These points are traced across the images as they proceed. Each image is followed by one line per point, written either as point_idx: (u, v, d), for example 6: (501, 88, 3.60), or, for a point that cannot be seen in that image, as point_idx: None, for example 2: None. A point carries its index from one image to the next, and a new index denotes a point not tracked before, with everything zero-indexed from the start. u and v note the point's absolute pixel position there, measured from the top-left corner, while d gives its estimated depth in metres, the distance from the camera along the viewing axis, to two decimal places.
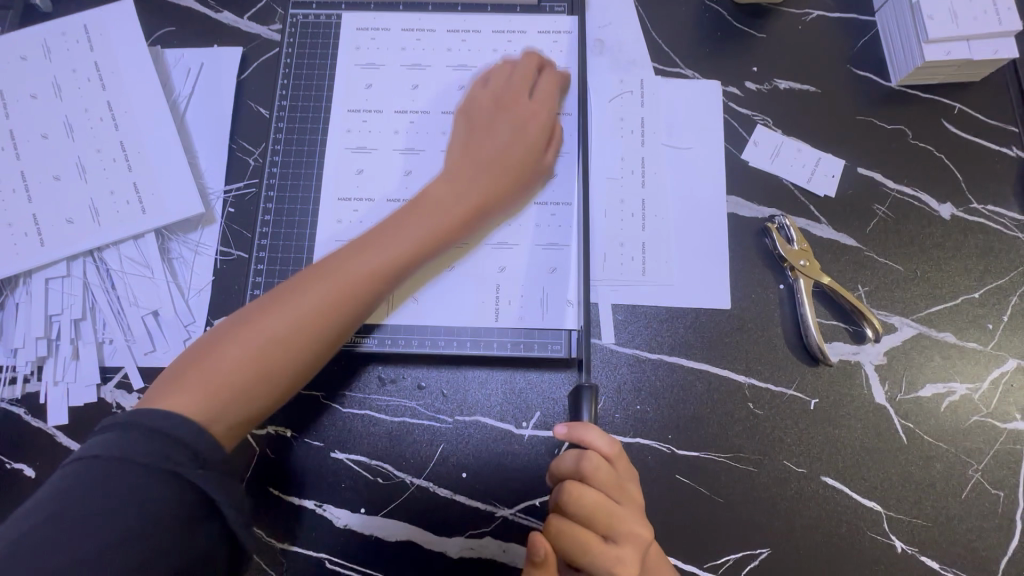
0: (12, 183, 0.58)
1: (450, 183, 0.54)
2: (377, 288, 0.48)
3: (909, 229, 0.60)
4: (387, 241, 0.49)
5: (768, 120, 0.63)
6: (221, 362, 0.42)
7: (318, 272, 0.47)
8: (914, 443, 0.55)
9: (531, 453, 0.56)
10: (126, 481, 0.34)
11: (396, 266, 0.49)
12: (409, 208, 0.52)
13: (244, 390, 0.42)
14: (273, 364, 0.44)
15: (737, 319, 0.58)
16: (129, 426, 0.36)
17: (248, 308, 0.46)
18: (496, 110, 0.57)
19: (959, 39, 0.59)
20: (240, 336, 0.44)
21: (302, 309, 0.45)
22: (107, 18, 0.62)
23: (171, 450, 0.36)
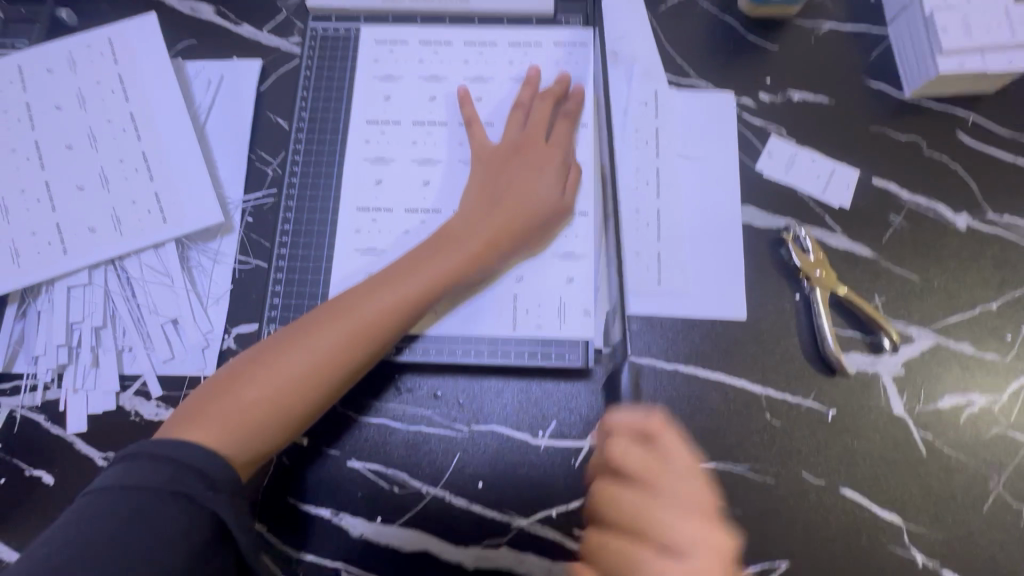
0: (36, 192, 0.59)
1: (466, 229, 0.55)
2: (389, 330, 0.50)
3: (925, 239, 0.60)
4: (401, 283, 0.51)
5: (782, 131, 0.64)
6: (240, 397, 0.44)
7: (334, 313, 0.49)
8: (933, 455, 0.55)
9: (548, 462, 0.56)
10: (138, 506, 0.36)
11: (408, 309, 0.51)
12: (424, 250, 0.54)
13: (259, 426, 0.44)
14: (287, 401, 0.46)
15: (753, 329, 0.58)
16: (145, 455, 0.39)
17: (273, 338, 0.48)
18: (512, 155, 0.58)
19: (973, 51, 0.59)
20: (262, 367, 0.46)
21: (318, 349, 0.47)
22: (131, 32, 0.63)
23: (183, 476, 0.38)
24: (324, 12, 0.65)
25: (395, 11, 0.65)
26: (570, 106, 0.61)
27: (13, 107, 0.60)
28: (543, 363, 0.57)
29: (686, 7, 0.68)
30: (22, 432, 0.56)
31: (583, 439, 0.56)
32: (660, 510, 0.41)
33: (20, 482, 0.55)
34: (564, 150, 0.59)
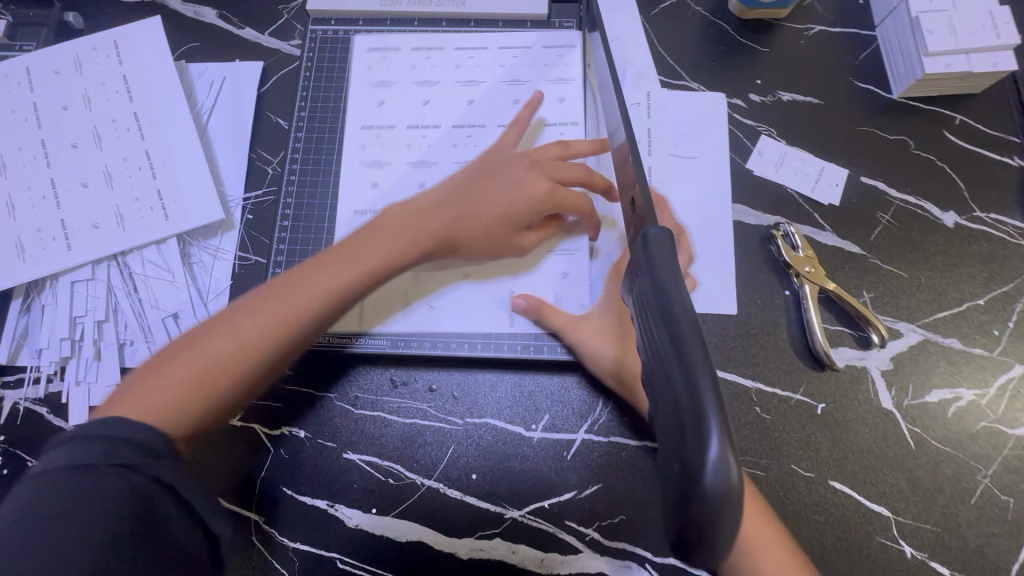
0: (42, 189, 0.60)
1: (411, 214, 0.55)
2: (319, 313, 0.49)
3: (913, 237, 0.61)
4: (339, 263, 0.51)
5: (771, 130, 0.65)
6: (163, 379, 0.44)
7: (264, 296, 0.48)
8: (921, 448, 0.55)
9: (541, 456, 0.57)
10: (77, 480, 0.37)
11: (348, 288, 0.50)
12: (366, 233, 0.53)
13: (189, 402, 0.44)
14: (218, 378, 0.45)
15: (743, 325, 0.59)
16: (77, 436, 0.39)
17: (203, 324, 0.47)
18: (503, 163, 0.58)
19: (958, 53, 0.60)
20: (187, 352, 0.45)
21: (250, 326, 0.46)
22: (135, 34, 0.65)
23: (117, 448, 0.38)
24: (324, 16, 0.67)
25: (393, 14, 0.67)
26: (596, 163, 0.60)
27: (20, 107, 0.62)
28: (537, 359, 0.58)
29: (678, 11, 0.70)
30: (25, 424, 0.57)
31: (576, 431, 0.57)
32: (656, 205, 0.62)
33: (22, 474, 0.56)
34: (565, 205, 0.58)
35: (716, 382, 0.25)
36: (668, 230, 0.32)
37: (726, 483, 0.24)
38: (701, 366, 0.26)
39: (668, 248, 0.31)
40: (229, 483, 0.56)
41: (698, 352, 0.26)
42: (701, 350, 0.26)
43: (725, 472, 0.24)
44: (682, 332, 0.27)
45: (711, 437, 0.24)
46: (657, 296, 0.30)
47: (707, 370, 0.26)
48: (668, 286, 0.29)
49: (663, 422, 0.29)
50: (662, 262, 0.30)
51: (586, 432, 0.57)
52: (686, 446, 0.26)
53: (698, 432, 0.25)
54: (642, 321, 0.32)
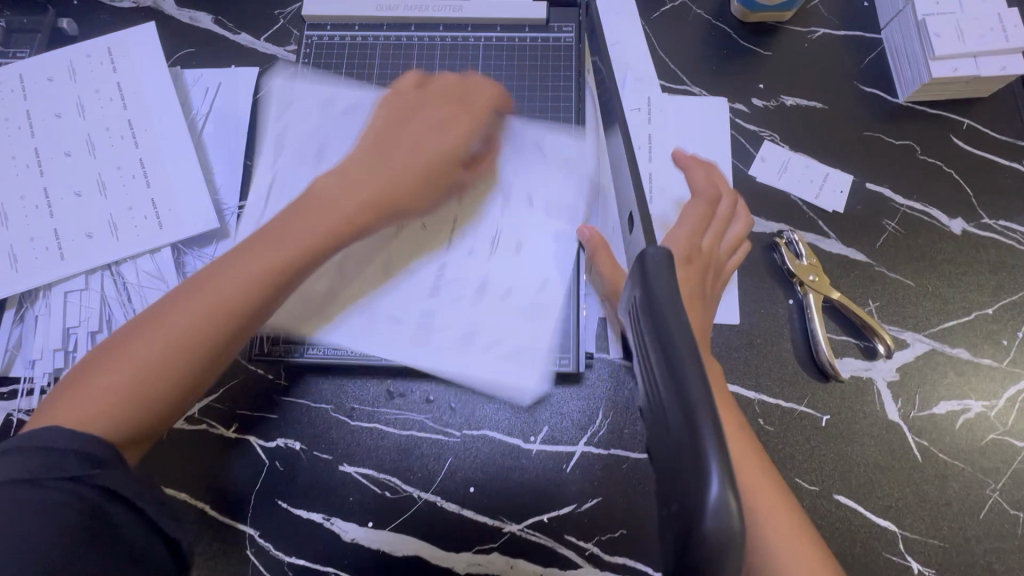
0: (34, 198, 0.59)
1: (340, 189, 0.50)
2: (253, 300, 0.45)
3: (920, 244, 0.60)
4: (264, 248, 0.47)
5: (774, 136, 0.64)
6: (93, 386, 0.42)
7: (192, 290, 0.45)
8: (928, 461, 0.54)
9: (540, 468, 0.56)
10: (20, 493, 0.36)
11: (274, 274, 0.46)
12: (298, 212, 0.49)
13: (119, 412, 0.41)
14: (147, 386, 0.42)
15: (746, 335, 0.58)
16: (18, 447, 0.38)
17: (130, 324, 0.45)
18: (423, 114, 0.55)
19: (965, 56, 0.59)
20: (116, 356, 0.43)
21: (174, 326, 0.43)
22: (129, 40, 0.64)
23: (58, 460, 0.38)
24: (320, 21, 0.66)
25: (389, 19, 0.66)
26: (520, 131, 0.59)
27: (13, 115, 0.61)
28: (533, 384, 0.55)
29: (680, 15, 0.69)
30: None
31: (575, 444, 0.56)
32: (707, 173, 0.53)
33: None
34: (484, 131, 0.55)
35: (713, 411, 0.24)
36: (665, 250, 0.31)
37: (728, 529, 0.23)
38: (696, 388, 0.25)
39: (665, 268, 0.30)
40: (224, 496, 0.55)
41: (695, 381, 0.25)
42: (697, 378, 0.25)
43: (726, 516, 0.23)
44: (678, 358, 0.26)
45: (709, 475, 0.23)
46: (652, 320, 0.29)
47: (704, 399, 0.25)
48: (664, 308, 0.28)
49: (661, 454, 0.28)
50: (658, 282, 0.29)
51: (586, 444, 0.56)
52: (687, 482, 0.25)
53: (696, 469, 0.24)
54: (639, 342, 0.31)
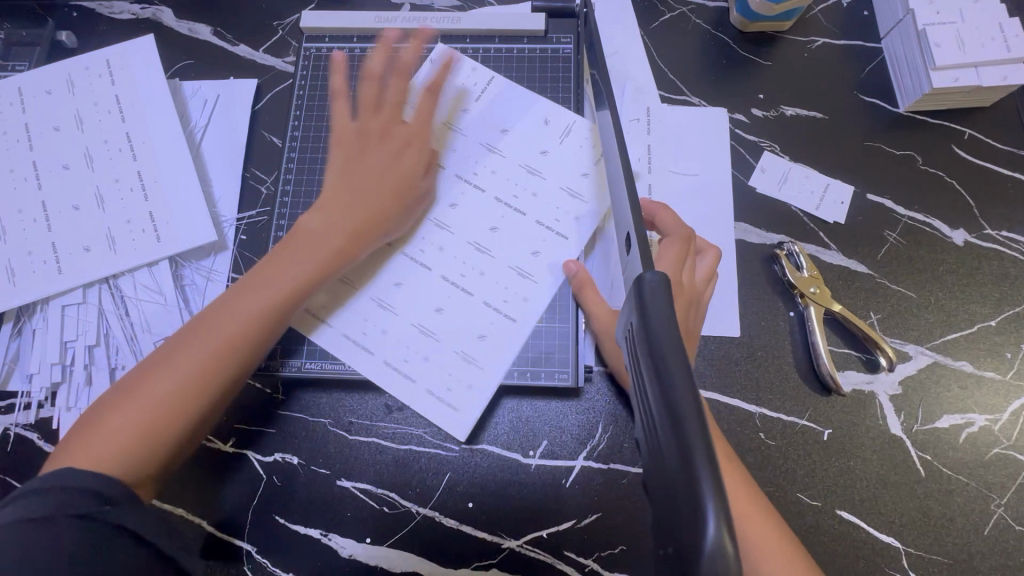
0: (32, 212, 0.59)
1: (327, 225, 0.52)
2: (259, 331, 0.48)
3: (922, 256, 0.60)
4: (261, 285, 0.49)
5: (774, 146, 0.64)
6: (107, 428, 0.43)
7: (199, 329, 0.47)
8: (932, 476, 0.53)
9: (539, 483, 0.55)
10: (36, 530, 0.36)
11: (277, 308, 0.49)
12: (285, 249, 0.51)
13: (136, 454, 0.42)
14: (161, 427, 0.43)
15: (747, 347, 0.57)
16: (33, 490, 0.38)
17: (135, 370, 0.46)
18: (394, 146, 0.57)
19: (966, 66, 0.59)
20: (127, 397, 0.44)
21: (183, 367, 0.45)
22: (128, 53, 0.65)
23: (76, 499, 0.38)
24: (318, 33, 0.66)
25: (387, 30, 0.66)
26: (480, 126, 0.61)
27: (12, 129, 0.61)
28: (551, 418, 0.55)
29: (679, 24, 0.68)
30: (16, 451, 0.57)
31: (574, 458, 0.55)
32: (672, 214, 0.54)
33: None
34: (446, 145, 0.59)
35: (707, 440, 0.24)
36: (663, 275, 0.32)
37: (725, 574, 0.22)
38: (689, 417, 0.25)
39: (663, 296, 0.30)
40: (221, 510, 0.55)
41: (691, 412, 0.25)
42: (692, 408, 0.25)
43: (723, 559, 0.22)
44: (674, 387, 0.26)
45: (705, 512, 0.23)
46: (649, 348, 0.29)
47: (699, 431, 0.24)
48: (660, 335, 0.28)
49: (659, 488, 0.28)
50: (656, 310, 0.30)
51: (585, 458, 0.55)
52: (683, 520, 0.24)
53: (693, 506, 0.24)
54: (637, 371, 0.31)
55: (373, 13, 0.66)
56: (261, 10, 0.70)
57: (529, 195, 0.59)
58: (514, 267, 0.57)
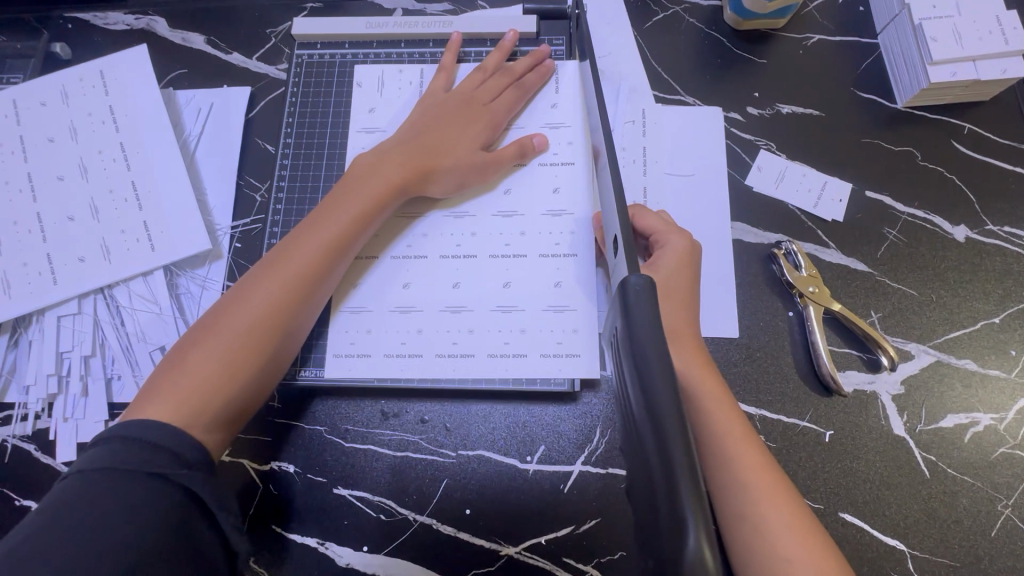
0: (28, 223, 0.60)
1: (374, 170, 0.54)
2: (322, 277, 0.51)
3: (922, 253, 0.59)
4: (319, 229, 0.51)
5: (770, 144, 0.63)
6: (188, 370, 0.45)
7: (267, 271, 0.49)
8: (937, 477, 0.52)
9: (535, 489, 0.55)
10: (110, 490, 0.38)
11: (332, 252, 0.51)
12: (337, 194, 0.53)
13: (221, 392, 0.45)
14: (242, 363, 0.46)
15: (745, 348, 0.57)
16: (115, 437, 0.40)
17: (205, 315, 0.48)
18: (448, 104, 0.59)
19: (964, 60, 0.58)
20: (200, 343, 0.46)
21: (255, 307, 0.48)
22: (121, 63, 0.65)
23: (154, 455, 0.40)
24: (310, 39, 0.66)
25: (379, 36, 0.65)
26: (528, 79, 0.60)
27: (7, 141, 0.62)
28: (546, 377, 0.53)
29: (672, 25, 0.68)
30: (14, 463, 0.57)
31: (572, 463, 0.55)
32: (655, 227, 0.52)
33: (11, 513, 0.56)
34: (503, 111, 0.59)
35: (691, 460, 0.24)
36: (649, 279, 0.31)
37: None
38: (675, 438, 0.24)
39: (647, 298, 0.30)
40: None
41: (673, 424, 0.25)
42: (678, 427, 0.24)
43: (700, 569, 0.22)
44: (658, 402, 0.26)
45: (685, 527, 0.22)
46: (633, 358, 0.28)
47: (681, 443, 0.24)
48: (646, 341, 0.28)
49: (642, 495, 0.28)
50: (641, 318, 0.29)
51: (583, 464, 0.55)
52: (665, 531, 0.24)
53: (675, 520, 0.23)
54: (622, 380, 0.31)
55: (364, 19, 0.65)
56: (253, 18, 0.70)
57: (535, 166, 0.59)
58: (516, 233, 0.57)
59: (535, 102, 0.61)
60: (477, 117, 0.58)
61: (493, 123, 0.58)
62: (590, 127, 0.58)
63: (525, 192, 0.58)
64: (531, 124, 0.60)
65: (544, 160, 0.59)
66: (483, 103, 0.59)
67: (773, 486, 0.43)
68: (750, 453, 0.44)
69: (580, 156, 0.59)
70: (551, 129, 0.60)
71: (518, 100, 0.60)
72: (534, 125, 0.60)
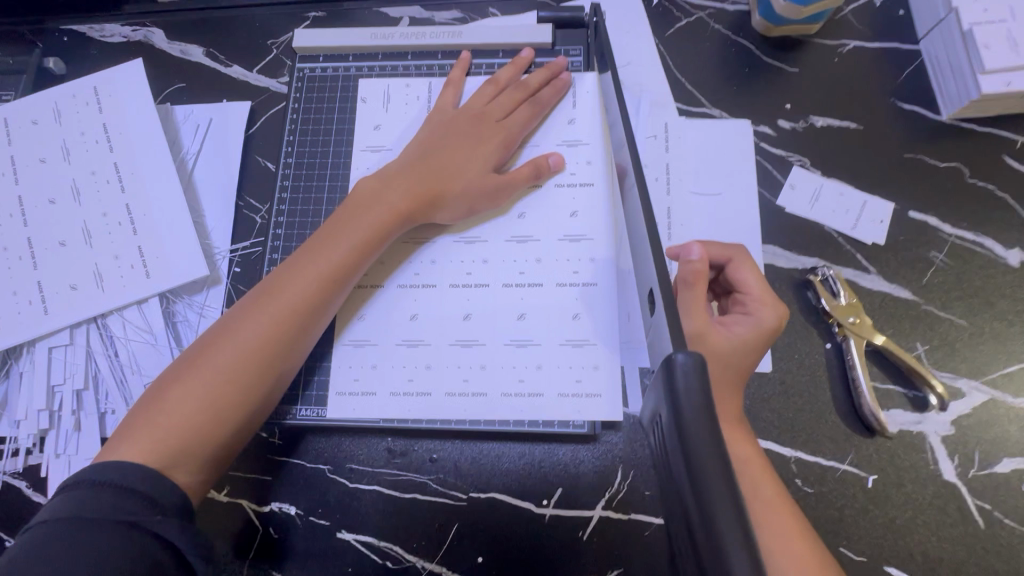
0: (19, 249, 0.57)
1: (376, 193, 0.50)
2: (315, 311, 0.47)
3: (972, 278, 0.54)
4: (317, 256, 0.48)
5: (804, 160, 0.59)
6: (165, 412, 0.42)
7: (256, 304, 0.46)
8: (992, 528, 0.48)
9: (553, 535, 0.51)
10: (79, 539, 0.35)
11: (327, 284, 0.47)
12: (337, 218, 0.50)
13: (198, 438, 0.42)
14: (224, 401, 0.43)
15: (779, 382, 0.52)
16: (85, 483, 0.38)
17: (190, 348, 0.45)
18: (457, 121, 0.55)
19: (1021, 69, 0.53)
20: (180, 381, 0.43)
21: (244, 340, 0.44)
22: (115, 78, 0.62)
23: (125, 502, 0.38)
24: (312, 51, 0.62)
25: (385, 47, 0.62)
26: (544, 94, 0.56)
27: None
28: (565, 416, 0.49)
29: (696, 31, 0.64)
30: (4, 502, 0.54)
31: (592, 509, 0.51)
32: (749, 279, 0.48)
33: None
34: (516, 128, 0.55)
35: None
36: (697, 355, 0.27)
37: None
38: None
39: (696, 378, 0.26)
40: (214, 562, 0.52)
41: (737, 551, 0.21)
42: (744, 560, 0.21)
43: None
44: (720, 526, 0.22)
45: None
46: (683, 456, 0.24)
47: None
48: (694, 438, 0.24)
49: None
50: (687, 402, 0.25)
51: (604, 508, 0.51)
52: None
53: None
54: (667, 468, 0.27)
55: (369, 30, 0.62)
56: (254, 29, 0.67)
57: (551, 187, 0.55)
58: (530, 259, 0.53)
59: (550, 117, 0.57)
60: (487, 135, 0.54)
61: (505, 141, 0.54)
62: (610, 145, 0.54)
63: (539, 215, 0.54)
64: (546, 141, 0.57)
65: (560, 181, 0.55)
66: (494, 118, 0.55)
67: (805, 555, 0.39)
68: (784, 517, 0.40)
69: (600, 176, 0.55)
70: (568, 147, 0.56)
71: (533, 116, 0.56)
72: (550, 143, 0.56)
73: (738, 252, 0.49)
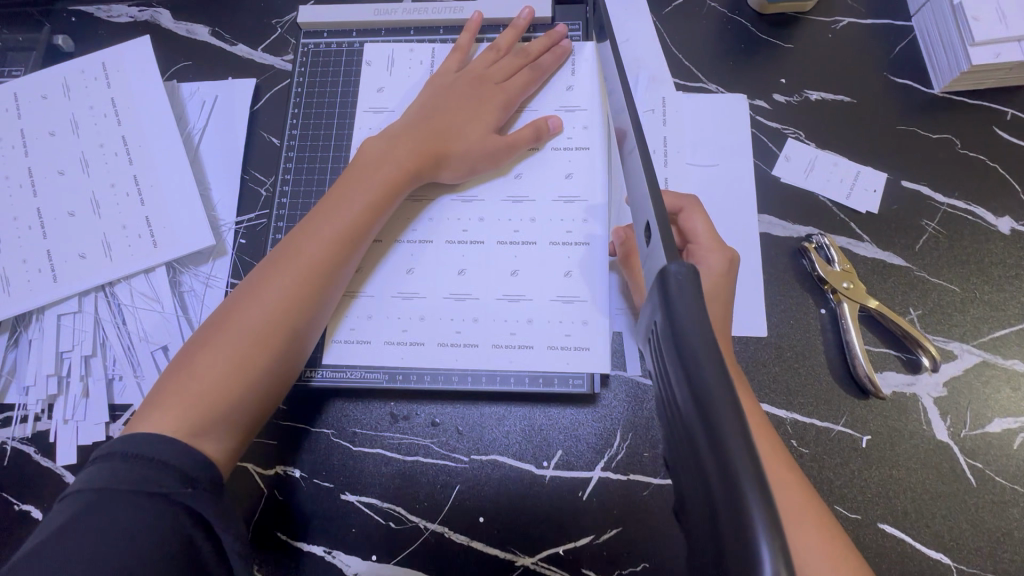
0: (28, 219, 0.58)
1: (384, 156, 0.52)
2: (334, 271, 0.48)
3: (964, 246, 0.55)
4: (330, 217, 0.49)
5: (799, 134, 0.60)
6: (194, 376, 0.42)
7: (274, 267, 0.47)
8: (984, 486, 0.49)
9: (553, 496, 0.52)
10: (114, 506, 0.36)
11: (343, 245, 0.49)
12: (346, 182, 0.51)
13: (229, 397, 0.42)
14: (252, 361, 0.44)
15: (775, 347, 0.53)
16: (118, 455, 0.38)
17: (212, 316, 0.46)
18: (459, 84, 0.56)
19: (1009, 40, 0.54)
20: (206, 346, 0.44)
21: (265, 301, 0.45)
22: (123, 55, 0.63)
23: (156, 474, 0.38)
24: (316, 28, 0.64)
25: (387, 23, 0.63)
26: (544, 60, 0.57)
27: (8, 135, 0.60)
28: (555, 369, 0.51)
29: (693, 8, 0.65)
30: (13, 467, 0.55)
31: (591, 470, 0.52)
32: (700, 228, 0.49)
33: (9, 518, 0.53)
34: (516, 92, 0.56)
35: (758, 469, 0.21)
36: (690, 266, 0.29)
37: None
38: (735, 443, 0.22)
39: (691, 288, 0.27)
40: None
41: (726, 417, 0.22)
42: (737, 429, 0.22)
43: None
44: (711, 401, 0.23)
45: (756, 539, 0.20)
46: (677, 351, 0.26)
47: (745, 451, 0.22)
48: (696, 345, 0.25)
49: (698, 513, 0.25)
50: (681, 305, 0.27)
51: (602, 469, 0.52)
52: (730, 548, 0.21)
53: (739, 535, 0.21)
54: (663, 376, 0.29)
55: (371, 6, 0.63)
56: (259, 8, 0.68)
57: (550, 149, 0.56)
58: (528, 219, 0.54)
59: (549, 83, 0.58)
60: (489, 99, 0.55)
61: (506, 104, 0.56)
62: (609, 111, 0.55)
63: (539, 178, 0.55)
64: (545, 106, 0.58)
65: (558, 144, 0.56)
66: (494, 83, 0.56)
67: (801, 503, 0.40)
68: (779, 467, 0.41)
69: (596, 140, 0.56)
70: (566, 112, 0.57)
71: (533, 81, 0.57)
72: (549, 107, 0.58)
73: (689, 203, 0.51)
